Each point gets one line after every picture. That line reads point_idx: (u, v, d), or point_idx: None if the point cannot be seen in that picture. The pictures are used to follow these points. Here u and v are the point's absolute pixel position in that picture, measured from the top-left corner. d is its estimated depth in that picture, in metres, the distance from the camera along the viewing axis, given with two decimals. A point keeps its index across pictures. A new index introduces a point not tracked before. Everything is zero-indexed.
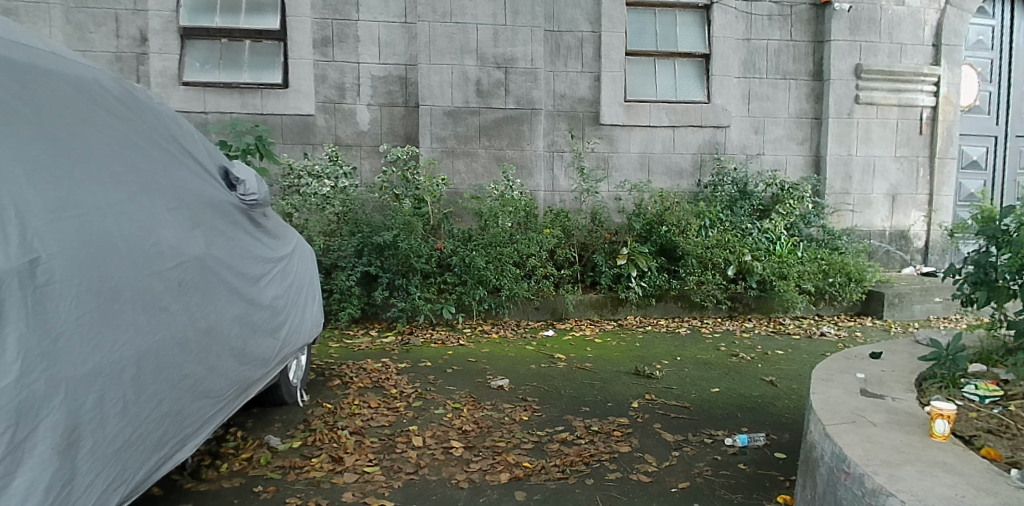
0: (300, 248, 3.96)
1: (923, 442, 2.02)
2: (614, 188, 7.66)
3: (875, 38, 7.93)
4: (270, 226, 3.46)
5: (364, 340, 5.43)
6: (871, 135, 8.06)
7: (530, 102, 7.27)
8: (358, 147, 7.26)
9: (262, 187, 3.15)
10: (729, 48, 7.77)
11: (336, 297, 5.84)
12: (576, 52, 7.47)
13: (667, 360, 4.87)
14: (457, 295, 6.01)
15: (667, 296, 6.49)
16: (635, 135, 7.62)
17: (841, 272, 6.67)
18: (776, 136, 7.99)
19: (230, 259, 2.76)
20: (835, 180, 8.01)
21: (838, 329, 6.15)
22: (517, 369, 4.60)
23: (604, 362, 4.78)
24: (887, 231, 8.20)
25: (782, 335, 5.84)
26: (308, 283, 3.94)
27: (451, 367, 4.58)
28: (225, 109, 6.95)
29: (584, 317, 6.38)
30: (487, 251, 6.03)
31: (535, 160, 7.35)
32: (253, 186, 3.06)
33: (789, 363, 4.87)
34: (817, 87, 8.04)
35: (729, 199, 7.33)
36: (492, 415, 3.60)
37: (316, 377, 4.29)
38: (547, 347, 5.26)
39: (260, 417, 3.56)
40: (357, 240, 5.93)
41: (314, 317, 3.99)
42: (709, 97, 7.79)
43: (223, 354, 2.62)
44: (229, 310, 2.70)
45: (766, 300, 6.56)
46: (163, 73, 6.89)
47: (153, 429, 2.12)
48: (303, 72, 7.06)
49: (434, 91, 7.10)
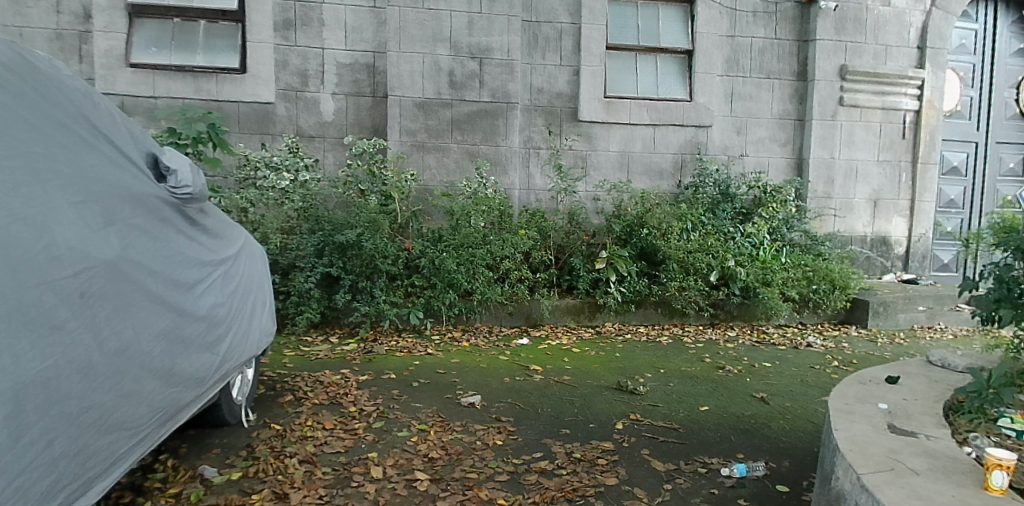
0: (247, 248, 3.50)
1: (978, 498, 1.72)
2: (593, 188, 7.33)
3: (861, 39, 7.81)
4: (210, 224, 3.01)
5: (324, 348, 4.98)
6: (854, 138, 7.92)
7: (506, 95, 6.89)
8: (321, 138, 6.78)
9: (197, 180, 2.70)
10: (713, 45, 7.51)
11: (294, 300, 5.37)
12: (555, 44, 7.11)
13: (650, 373, 4.55)
14: (425, 299, 5.59)
15: (648, 302, 6.19)
16: (615, 132, 7.30)
17: (825, 279, 6.50)
18: (759, 137, 7.78)
19: (154, 264, 2.32)
20: (817, 184, 7.85)
21: (824, 339, 5.93)
22: (489, 383, 4.21)
23: (583, 375, 4.43)
24: (867, 236, 8.08)
25: (768, 346, 5.58)
26: (256, 288, 3.49)
27: (418, 380, 4.18)
28: (176, 94, 6.40)
29: (560, 324, 6.03)
30: (459, 253, 5.62)
31: (511, 157, 6.98)
32: (185, 178, 2.61)
33: (780, 377, 4.61)
34: (801, 88, 7.87)
35: (711, 201, 7.06)
36: (462, 439, 3.22)
37: (266, 391, 3.83)
38: (522, 358, 4.87)
39: (196, 441, 3.11)
40: (317, 238, 5.46)
41: (263, 326, 3.54)
42: (691, 95, 7.52)
43: (142, 377, 2.18)
44: (152, 325, 2.25)
45: (748, 308, 6.32)
46: (108, 54, 6.29)
47: (41, 478, 1.67)
48: (263, 56, 6.55)
49: (403, 81, 6.67)
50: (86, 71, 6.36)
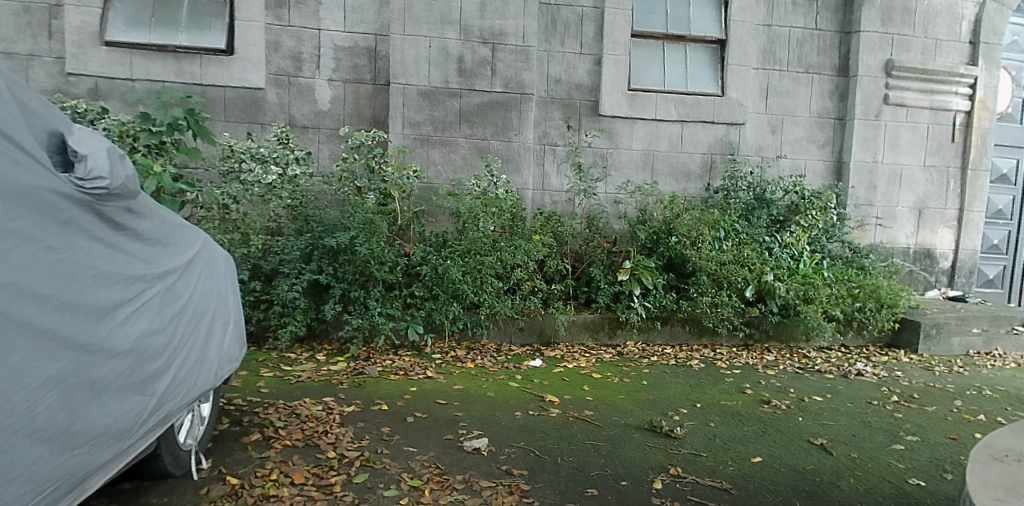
0: (205, 257, 2.86)
1: None
2: (614, 190, 6.66)
3: (909, 32, 7.11)
4: (149, 228, 2.37)
5: (307, 368, 4.33)
6: (899, 140, 7.23)
7: (520, 86, 6.23)
8: (315, 129, 6.14)
9: (117, 171, 2.07)
10: (748, 34, 6.83)
11: (277, 311, 4.71)
12: (574, 30, 6.46)
13: (686, 409, 3.91)
14: (426, 312, 4.95)
15: (674, 318, 5.53)
16: (639, 129, 6.64)
17: (872, 296, 5.83)
18: (796, 137, 7.10)
19: (40, 285, 1.68)
20: (858, 190, 7.17)
21: (875, 367, 5.27)
22: (497, 418, 3.56)
23: (608, 410, 3.78)
24: (910, 248, 7.39)
25: (814, 375, 4.92)
26: (216, 306, 2.84)
27: (414, 414, 3.52)
28: (156, 76, 5.79)
29: (577, 342, 5.37)
30: (464, 260, 4.99)
31: (524, 154, 6.31)
32: (96, 168, 1.98)
33: (838, 418, 3.98)
34: (842, 84, 7.19)
35: (745, 207, 6.37)
36: (463, 503, 2.58)
37: (229, 427, 3.18)
38: (535, 385, 4.21)
39: (128, 502, 2.47)
40: (304, 241, 4.79)
41: (225, 352, 2.88)
42: (724, 90, 6.84)
43: (12, 445, 1.53)
44: (29, 372, 1.61)
45: (787, 327, 5.67)
46: (81, 30, 5.66)
47: None
48: (253, 37, 5.92)
49: (407, 67, 6.01)
50: (56, 50, 5.70)
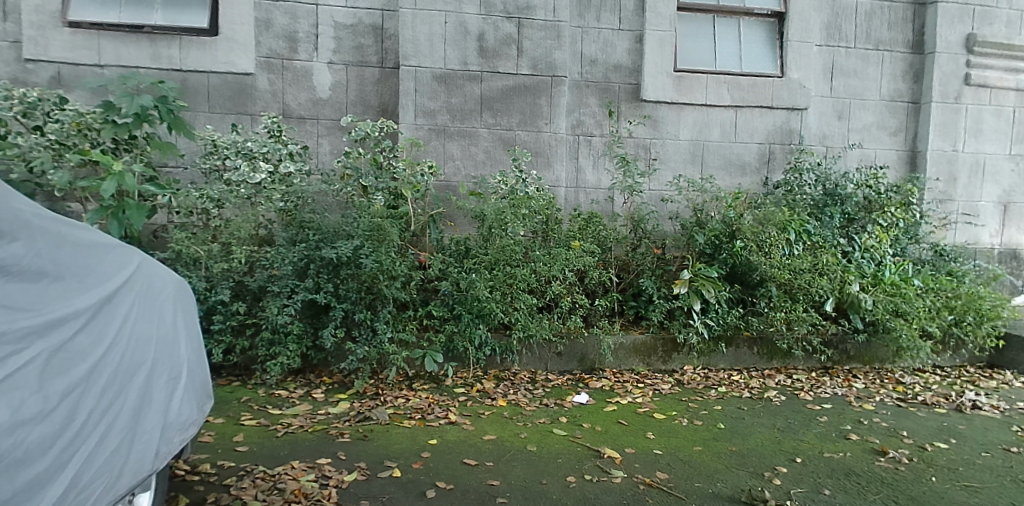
0: (142, 287, 2.03)
1: None
2: (659, 186, 5.79)
3: (992, 3, 6.17)
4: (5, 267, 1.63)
5: (300, 411, 3.49)
6: (982, 126, 6.28)
7: (550, 67, 5.36)
8: (314, 121, 5.31)
9: None
10: (810, 6, 5.92)
11: (266, 338, 3.87)
12: (611, 3, 5.59)
13: (785, 466, 3.04)
14: (446, 337, 4.10)
15: (739, 338, 4.65)
16: (687, 116, 5.75)
17: (971, 308, 4.91)
18: (864, 123, 6.18)
19: None
20: (938, 181, 6.22)
21: (988, 395, 4.35)
22: (544, 490, 2.68)
23: (686, 472, 2.91)
24: (996, 249, 6.42)
25: (921, 409, 4.02)
26: (158, 355, 1.95)
27: (436, 484, 2.67)
28: (128, 62, 4.98)
29: (625, 368, 4.50)
30: (492, 274, 4.13)
31: (556, 146, 5.44)
32: None
33: (982, 477, 3.08)
34: (916, 63, 6.24)
35: (814, 204, 5.42)
36: None
37: None
38: (587, 432, 3.35)
39: None
40: (298, 253, 3.93)
41: (175, 419, 1.98)
42: (783, 70, 5.93)
43: None
44: None
45: (873, 346, 4.77)
46: (40, 9, 4.85)
47: None
48: (240, 14, 5.10)
49: (420, 47, 5.15)
50: (11, 33, 4.89)
